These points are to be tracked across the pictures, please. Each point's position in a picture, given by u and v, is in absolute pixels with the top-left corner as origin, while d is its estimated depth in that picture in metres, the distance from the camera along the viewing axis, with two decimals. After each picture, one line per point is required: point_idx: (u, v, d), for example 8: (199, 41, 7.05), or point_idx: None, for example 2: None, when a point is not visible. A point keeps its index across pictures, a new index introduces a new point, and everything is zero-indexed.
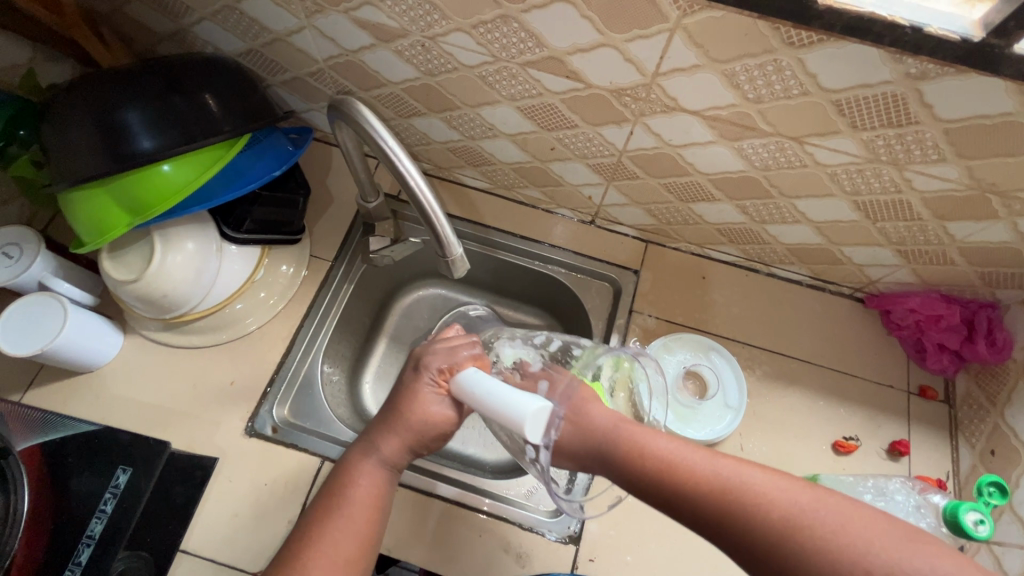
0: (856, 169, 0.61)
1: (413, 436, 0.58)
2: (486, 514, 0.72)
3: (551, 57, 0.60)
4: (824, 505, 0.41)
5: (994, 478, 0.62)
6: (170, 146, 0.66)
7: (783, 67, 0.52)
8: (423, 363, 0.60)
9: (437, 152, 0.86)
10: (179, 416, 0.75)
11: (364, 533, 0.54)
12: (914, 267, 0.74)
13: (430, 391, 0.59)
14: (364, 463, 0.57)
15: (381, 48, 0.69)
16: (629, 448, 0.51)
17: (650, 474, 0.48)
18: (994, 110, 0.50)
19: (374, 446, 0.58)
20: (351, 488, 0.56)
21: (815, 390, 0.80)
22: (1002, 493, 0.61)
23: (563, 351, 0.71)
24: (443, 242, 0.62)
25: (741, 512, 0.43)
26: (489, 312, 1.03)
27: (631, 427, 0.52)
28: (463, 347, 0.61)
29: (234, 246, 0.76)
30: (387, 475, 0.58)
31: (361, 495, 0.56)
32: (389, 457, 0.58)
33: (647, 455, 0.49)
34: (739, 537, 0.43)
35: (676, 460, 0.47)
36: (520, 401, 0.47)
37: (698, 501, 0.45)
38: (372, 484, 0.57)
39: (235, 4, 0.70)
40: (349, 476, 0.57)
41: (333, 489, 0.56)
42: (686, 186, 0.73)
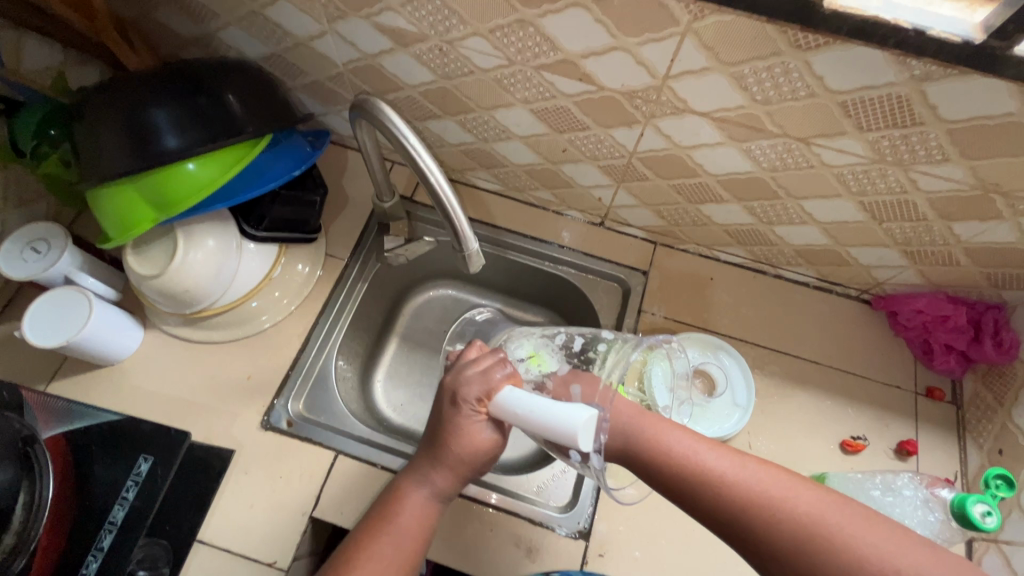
0: (862, 170, 0.63)
1: (463, 466, 0.58)
2: (496, 509, 0.73)
3: (565, 61, 0.62)
4: (840, 509, 0.43)
5: (1001, 471, 0.67)
6: (195, 144, 0.68)
7: (790, 69, 0.54)
8: (459, 397, 0.58)
9: (451, 154, 0.88)
10: (197, 409, 0.77)
11: (408, 557, 0.56)
12: (920, 268, 0.75)
13: (473, 420, 0.57)
14: (406, 480, 0.60)
15: (400, 52, 0.71)
16: (650, 441, 0.51)
17: (671, 469, 0.49)
18: (996, 110, 0.51)
19: (426, 479, 0.59)
20: (402, 516, 0.57)
21: (823, 391, 0.81)
22: (1010, 485, 0.66)
23: (584, 350, 0.71)
24: (459, 237, 0.64)
25: (765, 512, 0.44)
26: (496, 314, 1.04)
27: (653, 419, 0.53)
28: (495, 368, 0.59)
29: (252, 244, 0.78)
30: (428, 499, 0.59)
31: (409, 524, 0.57)
32: (443, 489, 0.59)
33: (669, 450, 0.50)
34: (759, 536, 0.44)
35: (698, 459, 0.48)
36: (568, 413, 0.48)
37: (719, 501, 0.46)
38: (421, 515, 0.58)
39: (261, 9, 0.73)
40: (400, 503, 0.58)
41: (383, 512, 0.58)
42: (695, 187, 0.75)
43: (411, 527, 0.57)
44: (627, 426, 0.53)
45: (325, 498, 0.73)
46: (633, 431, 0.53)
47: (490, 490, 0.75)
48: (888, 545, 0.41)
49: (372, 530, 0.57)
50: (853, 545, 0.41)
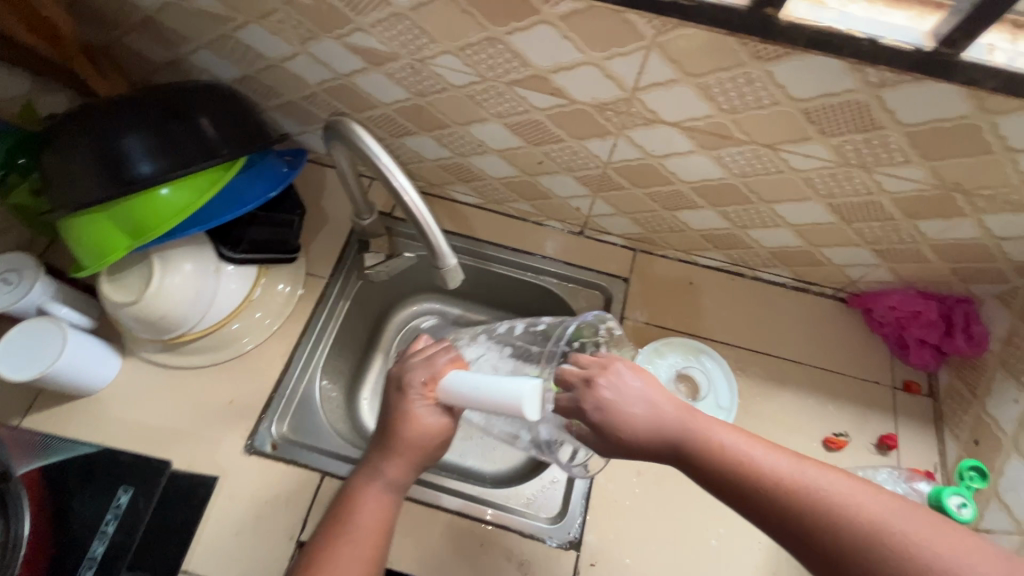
0: (829, 173, 0.64)
1: (414, 454, 0.59)
2: (490, 525, 0.72)
3: (536, 76, 0.63)
4: (901, 512, 0.42)
5: (974, 464, 0.68)
6: (169, 170, 0.68)
7: (753, 79, 0.55)
8: (406, 384, 0.61)
9: (429, 169, 0.88)
10: (178, 436, 0.76)
11: (371, 553, 0.55)
12: (891, 266, 0.77)
13: (418, 405, 0.60)
14: (370, 487, 0.58)
15: (372, 71, 0.72)
16: (703, 442, 0.49)
17: (726, 472, 0.47)
18: (951, 113, 0.53)
19: (377, 472, 0.59)
20: (359, 514, 0.57)
21: (804, 389, 0.82)
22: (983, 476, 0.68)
23: (527, 334, 0.72)
24: (436, 253, 0.65)
25: (828, 517, 0.43)
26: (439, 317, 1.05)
27: (700, 416, 0.51)
28: (440, 355, 0.64)
29: (231, 266, 0.78)
30: (388, 496, 0.59)
31: (369, 521, 0.57)
32: (394, 479, 0.59)
33: (724, 451, 0.48)
34: (827, 541, 0.42)
35: (759, 462, 0.46)
36: (512, 386, 0.51)
37: (784, 503, 0.44)
38: (379, 509, 0.58)
39: (232, 33, 0.73)
40: (355, 500, 0.58)
41: (341, 511, 0.57)
42: (669, 195, 0.76)
43: (370, 522, 0.57)
44: (674, 425, 0.50)
45: (312, 521, 0.72)
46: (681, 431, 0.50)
47: (479, 505, 0.74)
48: (951, 549, 0.40)
49: (332, 530, 0.56)
50: (919, 549, 0.40)
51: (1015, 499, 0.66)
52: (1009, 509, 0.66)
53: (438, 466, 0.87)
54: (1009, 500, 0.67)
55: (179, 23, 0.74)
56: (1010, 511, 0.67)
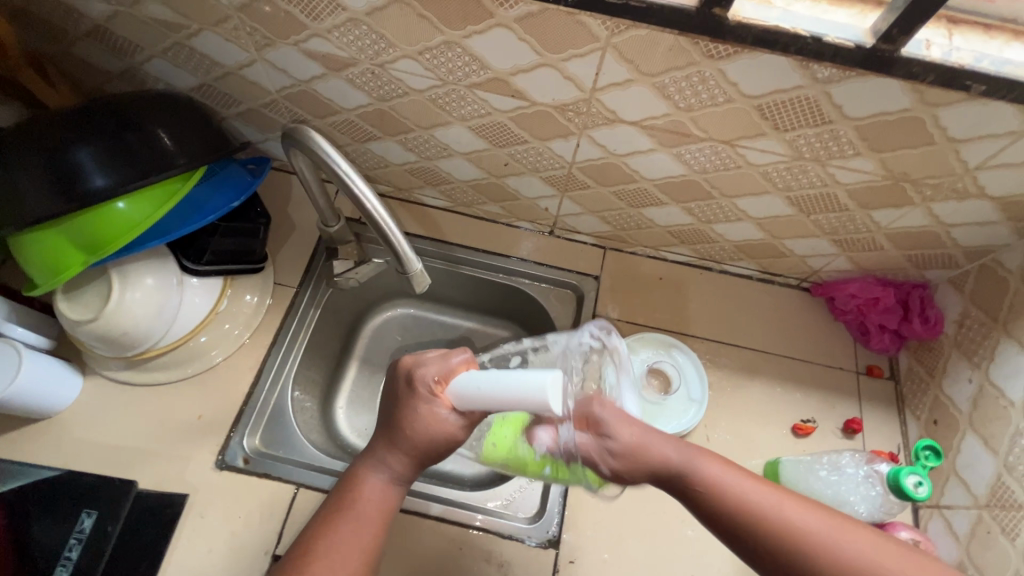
0: (785, 167, 0.66)
1: (420, 452, 0.57)
2: (479, 530, 0.72)
3: (496, 78, 0.64)
4: (868, 545, 0.46)
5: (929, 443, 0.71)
6: (124, 183, 0.66)
7: (707, 77, 0.57)
8: (416, 379, 0.58)
9: (396, 174, 0.88)
10: (146, 455, 0.74)
11: (369, 546, 0.54)
12: (850, 255, 0.80)
13: (429, 401, 0.57)
14: (373, 479, 0.57)
15: (332, 77, 0.71)
16: (692, 475, 0.51)
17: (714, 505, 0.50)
18: (894, 106, 0.55)
19: (385, 462, 0.57)
20: (362, 504, 0.55)
21: (772, 378, 0.84)
22: (936, 454, 0.71)
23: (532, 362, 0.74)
24: (402, 258, 0.65)
25: (802, 549, 0.46)
26: (412, 320, 1.05)
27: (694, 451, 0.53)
28: (455, 353, 0.60)
29: (195, 278, 0.77)
30: (394, 489, 0.57)
31: (371, 512, 0.55)
32: (400, 472, 0.57)
33: (712, 484, 0.50)
34: (802, 568, 0.46)
35: (744, 496, 0.49)
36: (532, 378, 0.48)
37: (763, 534, 0.47)
38: (382, 500, 0.56)
39: (186, 40, 0.71)
40: (359, 490, 0.56)
41: (341, 502, 0.56)
42: (634, 192, 0.77)
43: (371, 511, 0.55)
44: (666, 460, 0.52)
45: (288, 534, 0.71)
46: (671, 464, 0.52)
47: (457, 508, 0.74)
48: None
49: (330, 522, 0.54)
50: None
51: (970, 475, 0.69)
52: (967, 485, 0.69)
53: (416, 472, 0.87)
54: (966, 476, 0.70)
55: (130, 32, 0.72)
56: (967, 487, 0.70)
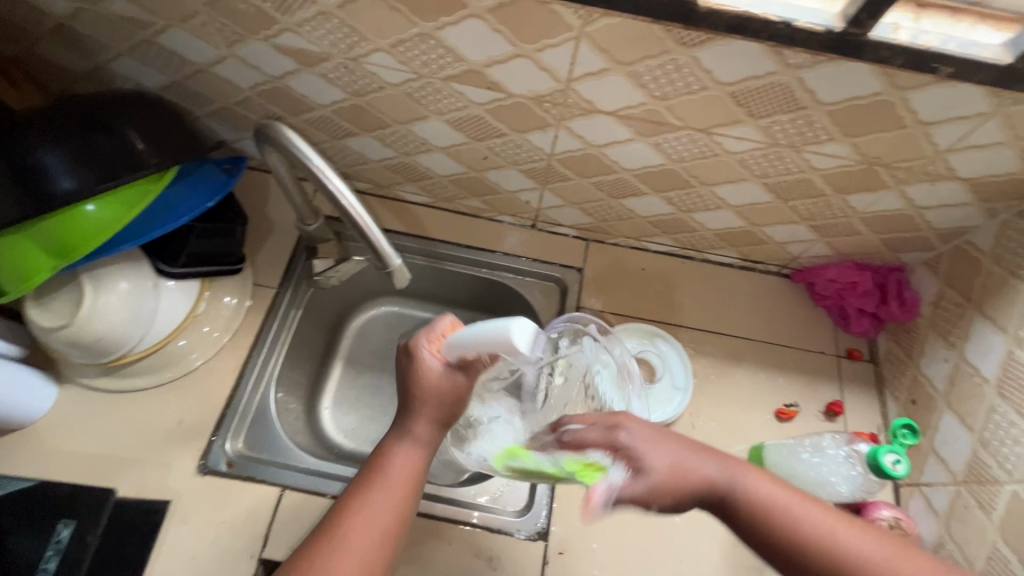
0: (761, 154, 0.66)
1: (436, 409, 0.59)
2: (474, 526, 0.72)
3: (471, 70, 0.63)
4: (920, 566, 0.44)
5: (906, 421, 0.69)
6: (91, 184, 0.64)
7: (681, 65, 0.57)
8: (412, 345, 0.60)
9: (375, 171, 0.87)
10: (125, 462, 0.73)
11: (402, 509, 0.54)
12: (828, 240, 0.81)
13: (430, 361, 0.59)
14: (401, 444, 0.58)
15: (305, 72, 0.70)
16: (733, 493, 0.48)
17: (758, 525, 0.47)
18: (866, 91, 0.56)
19: (408, 428, 0.58)
20: (391, 469, 0.56)
21: (755, 365, 0.85)
22: (915, 433, 0.74)
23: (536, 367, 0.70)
24: (380, 254, 0.64)
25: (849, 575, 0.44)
26: (396, 318, 1.04)
27: (734, 467, 0.50)
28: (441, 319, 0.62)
29: (172, 281, 0.75)
30: (420, 454, 0.58)
31: (400, 474, 0.56)
32: (423, 436, 0.58)
33: (758, 504, 0.47)
34: None
35: (792, 519, 0.46)
36: (500, 325, 0.50)
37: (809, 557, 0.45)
38: (410, 463, 0.57)
39: (153, 37, 0.70)
40: (386, 455, 0.57)
41: (369, 469, 0.56)
42: (614, 183, 0.77)
43: (403, 476, 0.55)
44: (706, 477, 0.49)
45: (273, 537, 0.70)
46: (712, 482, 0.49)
47: (446, 504, 0.74)
48: None
49: (363, 487, 0.54)
50: None
51: (948, 452, 0.71)
52: (945, 462, 0.71)
53: None
54: (944, 454, 0.71)
55: (95, 30, 0.70)
56: (945, 464, 0.71)
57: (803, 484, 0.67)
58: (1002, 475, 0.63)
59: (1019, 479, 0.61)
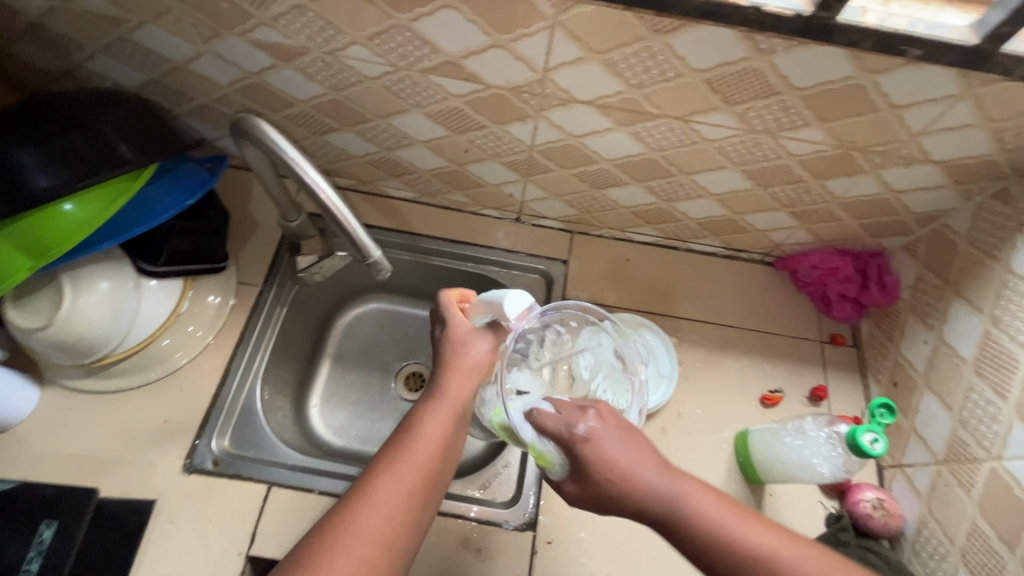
0: (739, 141, 0.67)
1: (471, 369, 0.62)
2: (475, 520, 0.72)
3: (448, 62, 0.63)
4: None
5: (884, 402, 0.72)
6: (68, 183, 0.63)
7: (655, 53, 0.57)
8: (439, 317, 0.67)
9: (358, 166, 0.87)
10: (109, 463, 0.72)
11: (437, 461, 0.54)
12: (808, 227, 0.81)
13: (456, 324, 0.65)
14: (436, 402, 0.59)
15: (283, 67, 0.70)
16: (675, 505, 0.49)
17: (694, 536, 0.48)
18: (838, 75, 0.56)
19: (440, 390, 0.60)
20: (427, 423, 0.57)
21: (740, 352, 0.86)
22: (892, 412, 0.72)
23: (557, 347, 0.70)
24: (360, 246, 0.64)
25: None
26: (384, 314, 1.04)
27: (679, 480, 0.50)
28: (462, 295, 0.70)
29: (154, 281, 0.75)
30: (453, 415, 0.58)
31: (433, 431, 0.56)
32: (457, 396, 0.60)
33: (697, 517, 0.48)
34: None
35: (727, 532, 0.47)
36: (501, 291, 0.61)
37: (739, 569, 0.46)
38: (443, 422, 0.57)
39: (127, 34, 0.69)
40: (418, 417, 0.57)
41: (401, 430, 0.57)
42: (596, 173, 0.77)
43: (437, 431, 0.56)
44: (650, 489, 0.50)
45: (261, 534, 0.70)
46: (655, 494, 0.50)
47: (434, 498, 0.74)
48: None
49: (400, 440, 0.55)
50: None
51: (929, 432, 0.72)
52: (926, 443, 0.72)
53: None
54: (925, 434, 0.72)
55: (69, 28, 0.70)
56: (926, 444, 0.72)
57: (787, 467, 0.70)
58: (980, 453, 0.64)
59: (997, 456, 0.62)
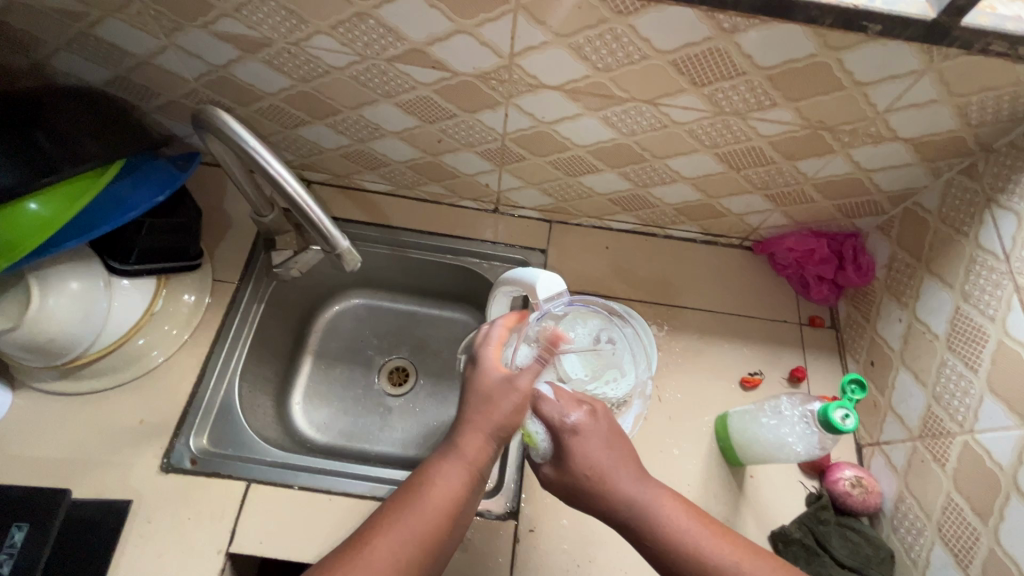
0: (708, 123, 0.67)
1: (491, 424, 0.55)
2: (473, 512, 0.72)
3: (413, 50, 0.63)
4: None
5: (855, 376, 0.69)
6: (29, 179, 0.62)
7: (619, 35, 0.57)
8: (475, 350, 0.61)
9: (332, 160, 0.86)
10: (84, 464, 0.72)
11: (432, 533, 0.51)
12: (784, 209, 0.82)
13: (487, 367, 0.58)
14: (445, 464, 0.54)
15: (249, 59, 0.69)
16: (648, 511, 0.54)
17: (661, 540, 0.53)
18: (801, 53, 0.56)
19: (454, 447, 0.55)
20: (430, 490, 0.53)
21: (719, 336, 0.86)
22: (862, 388, 0.69)
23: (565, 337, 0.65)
24: (327, 237, 0.63)
25: None
26: (365, 309, 1.03)
27: (653, 488, 0.55)
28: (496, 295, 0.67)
29: (125, 280, 0.75)
30: (464, 479, 0.54)
31: (436, 492, 0.53)
32: (472, 457, 0.54)
33: (666, 525, 0.53)
34: None
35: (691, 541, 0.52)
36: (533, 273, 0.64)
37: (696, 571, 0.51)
38: (450, 484, 0.53)
39: (89, 29, 0.68)
40: (425, 478, 0.54)
41: (409, 484, 0.54)
42: (570, 160, 0.77)
43: (439, 500, 0.52)
44: (627, 495, 0.54)
45: (241, 531, 0.70)
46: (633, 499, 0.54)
47: None
48: None
49: (399, 505, 0.52)
50: None
51: (905, 409, 0.72)
52: (902, 420, 0.72)
53: (382, 461, 0.89)
54: (900, 411, 0.73)
55: (29, 24, 0.69)
56: (902, 421, 0.72)
57: (764, 447, 0.71)
58: (953, 427, 0.65)
59: (969, 429, 0.63)
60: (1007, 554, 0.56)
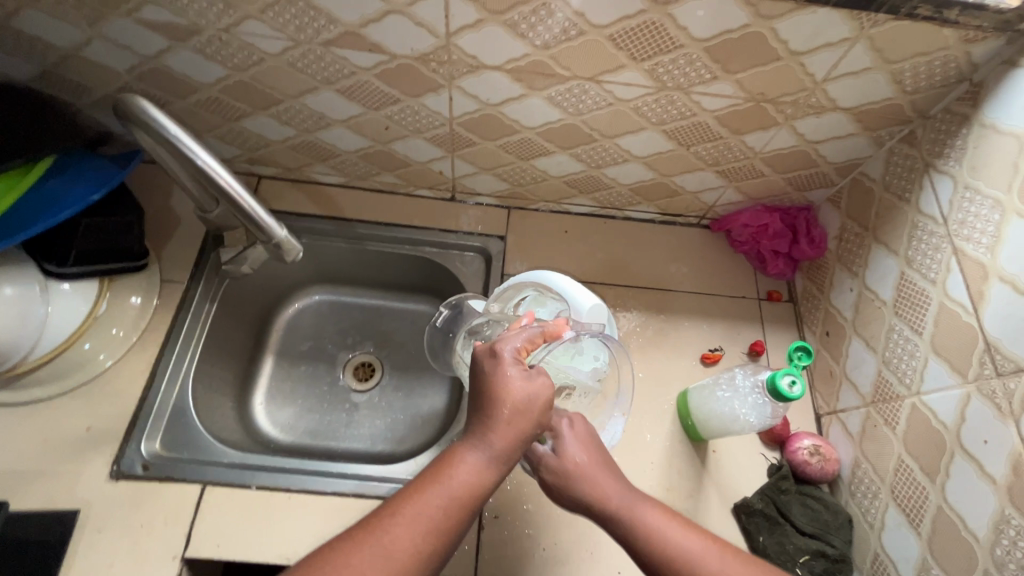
0: (653, 99, 0.67)
1: (519, 424, 0.50)
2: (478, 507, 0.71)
3: (348, 33, 0.61)
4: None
5: (800, 344, 0.71)
6: None
7: (553, 10, 0.56)
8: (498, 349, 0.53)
9: (280, 152, 0.84)
10: (27, 476, 0.69)
11: (450, 522, 0.48)
12: (737, 185, 0.82)
13: (511, 369, 0.51)
14: (471, 454, 0.49)
15: (180, 48, 0.66)
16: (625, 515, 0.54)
17: (637, 538, 0.53)
18: (735, 23, 0.57)
19: (486, 439, 0.50)
20: (453, 479, 0.49)
21: (679, 314, 0.86)
22: (808, 355, 0.71)
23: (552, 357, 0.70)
24: (260, 225, 0.62)
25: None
26: (326, 305, 1.01)
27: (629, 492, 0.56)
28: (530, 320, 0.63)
29: (65, 283, 0.73)
30: (491, 470, 0.49)
31: (461, 486, 0.48)
32: (501, 451, 0.49)
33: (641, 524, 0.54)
34: None
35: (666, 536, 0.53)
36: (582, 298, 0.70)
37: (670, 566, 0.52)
38: (479, 481, 0.49)
39: (7, 22, 0.65)
40: (448, 466, 0.49)
41: (433, 471, 0.49)
42: (520, 143, 0.77)
43: (462, 490, 0.48)
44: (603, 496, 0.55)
45: (197, 535, 0.68)
46: (609, 501, 0.55)
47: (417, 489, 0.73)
48: None
49: (418, 492, 0.48)
50: None
51: (858, 376, 0.73)
52: (856, 387, 0.74)
53: (349, 456, 0.87)
54: (854, 378, 0.74)
55: None
56: (856, 388, 0.74)
57: (720, 420, 0.71)
58: (902, 390, 0.66)
59: (916, 391, 0.64)
60: (953, 510, 0.57)
